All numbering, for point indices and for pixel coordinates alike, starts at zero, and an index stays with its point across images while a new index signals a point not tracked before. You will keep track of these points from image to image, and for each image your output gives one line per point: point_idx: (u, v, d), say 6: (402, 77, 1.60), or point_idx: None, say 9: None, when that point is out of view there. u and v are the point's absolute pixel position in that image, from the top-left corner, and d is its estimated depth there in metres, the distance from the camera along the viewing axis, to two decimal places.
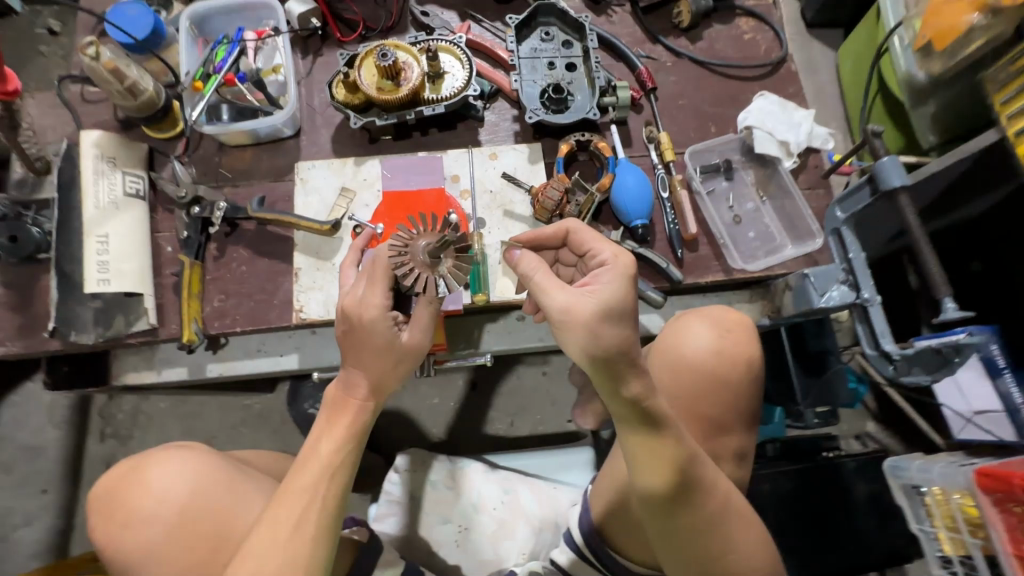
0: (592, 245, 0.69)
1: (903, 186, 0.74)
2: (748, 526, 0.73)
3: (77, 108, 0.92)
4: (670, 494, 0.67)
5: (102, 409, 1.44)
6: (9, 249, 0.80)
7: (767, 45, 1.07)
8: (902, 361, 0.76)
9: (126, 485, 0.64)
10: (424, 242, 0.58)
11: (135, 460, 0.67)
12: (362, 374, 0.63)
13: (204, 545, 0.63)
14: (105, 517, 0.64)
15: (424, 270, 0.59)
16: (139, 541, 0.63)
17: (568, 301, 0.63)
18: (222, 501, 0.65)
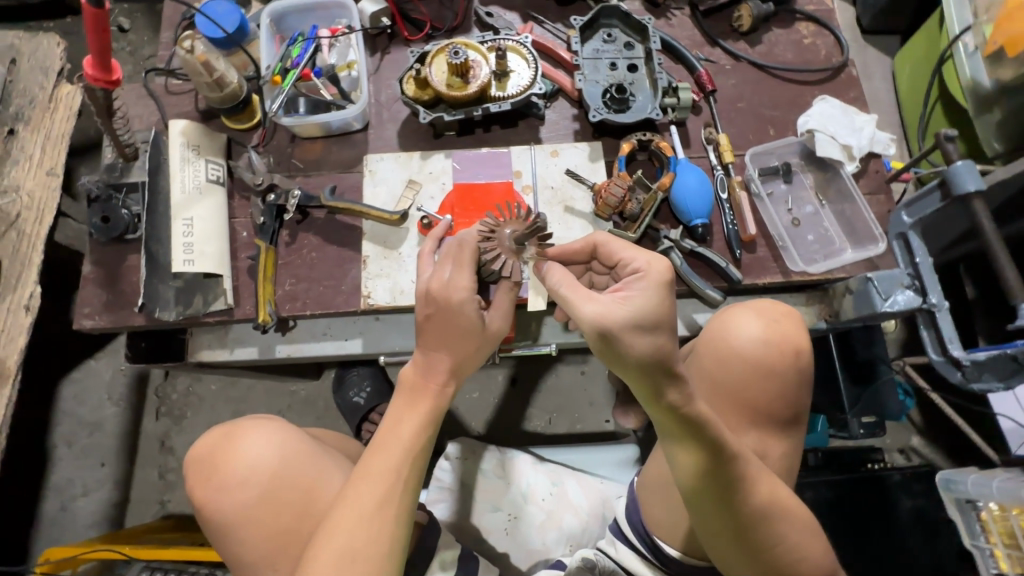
0: (623, 254, 0.65)
1: (977, 191, 0.73)
2: (797, 521, 0.68)
3: (162, 100, 0.98)
4: (716, 490, 0.64)
5: (158, 389, 1.51)
6: (103, 230, 0.86)
7: (827, 50, 1.07)
8: (972, 367, 0.76)
9: (223, 452, 0.69)
10: (513, 230, 0.68)
11: (229, 427, 0.72)
12: (447, 356, 0.64)
13: (293, 510, 0.68)
14: (204, 481, 0.69)
15: (509, 254, 0.68)
16: (235, 504, 0.67)
17: (597, 314, 0.60)
18: (309, 471, 0.70)
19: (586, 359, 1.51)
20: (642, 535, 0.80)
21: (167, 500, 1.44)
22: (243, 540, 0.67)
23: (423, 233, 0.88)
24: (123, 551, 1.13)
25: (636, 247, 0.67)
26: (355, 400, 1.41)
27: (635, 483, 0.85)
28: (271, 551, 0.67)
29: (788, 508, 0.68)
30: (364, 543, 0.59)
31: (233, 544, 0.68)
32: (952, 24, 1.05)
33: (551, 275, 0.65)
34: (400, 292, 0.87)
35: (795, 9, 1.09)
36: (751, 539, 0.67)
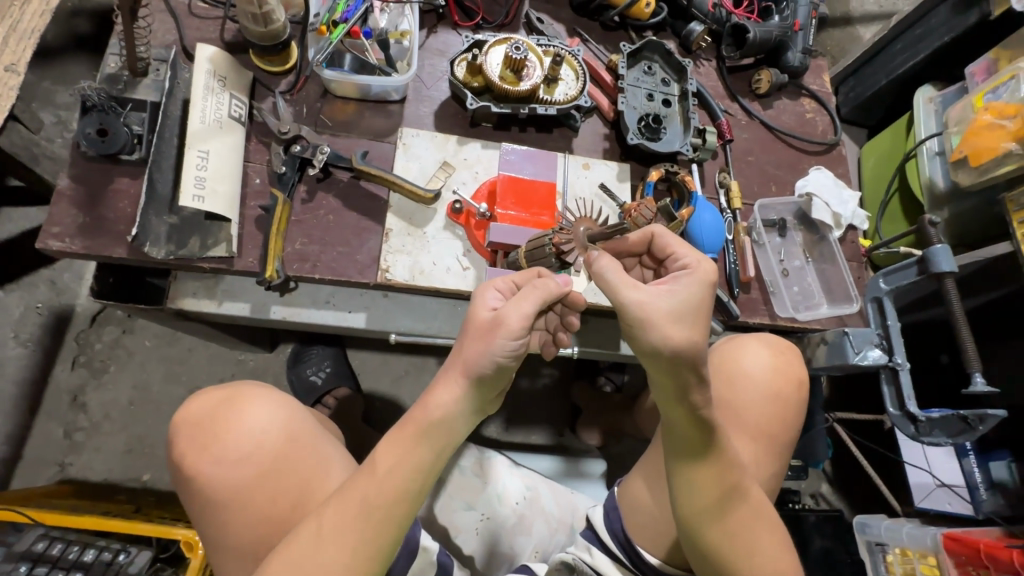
0: (676, 249, 0.66)
1: (950, 272, 0.85)
2: (779, 543, 0.70)
3: (182, 19, 0.89)
4: (716, 499, 0.66)
5: (79, 335, 1.33)
6: (96, 144, 0.77)
7: (823, 127, 1.18)
8: (925, 423, 0.86)
9: (224, 418, 0.63)
10: (587, 229, 0.73)
11: (239, 392, 0.65)
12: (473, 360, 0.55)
13: (286, 501, 0.62)
14: (197, 446, 0.62)
15: (581, 251, 0.74)
16: (225, 479, 0.61)
17: (642, 299, 0.58)
18: (311, 464, 0.64)
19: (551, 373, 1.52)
20: (621, 540, 0.82)
21: (68, 462, 1.26)
22: (224, 523, 0.61)
23: (452, 216, 0.87)
24: (26, 514, 0.96)
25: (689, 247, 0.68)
26: (310, 379, 1.32)
27: (614, 492, 0.88)
28: (253, 541, 0.61)
29: (773, 524, 0.70)
30: (358, 546, 0.54)
31: (212, 522, 0.61)
32: (921, 130, 1.22)
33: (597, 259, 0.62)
34: (420, 272, 0.85)
35: (802, 85, 1.19)
36: (738, 552, 0.67)
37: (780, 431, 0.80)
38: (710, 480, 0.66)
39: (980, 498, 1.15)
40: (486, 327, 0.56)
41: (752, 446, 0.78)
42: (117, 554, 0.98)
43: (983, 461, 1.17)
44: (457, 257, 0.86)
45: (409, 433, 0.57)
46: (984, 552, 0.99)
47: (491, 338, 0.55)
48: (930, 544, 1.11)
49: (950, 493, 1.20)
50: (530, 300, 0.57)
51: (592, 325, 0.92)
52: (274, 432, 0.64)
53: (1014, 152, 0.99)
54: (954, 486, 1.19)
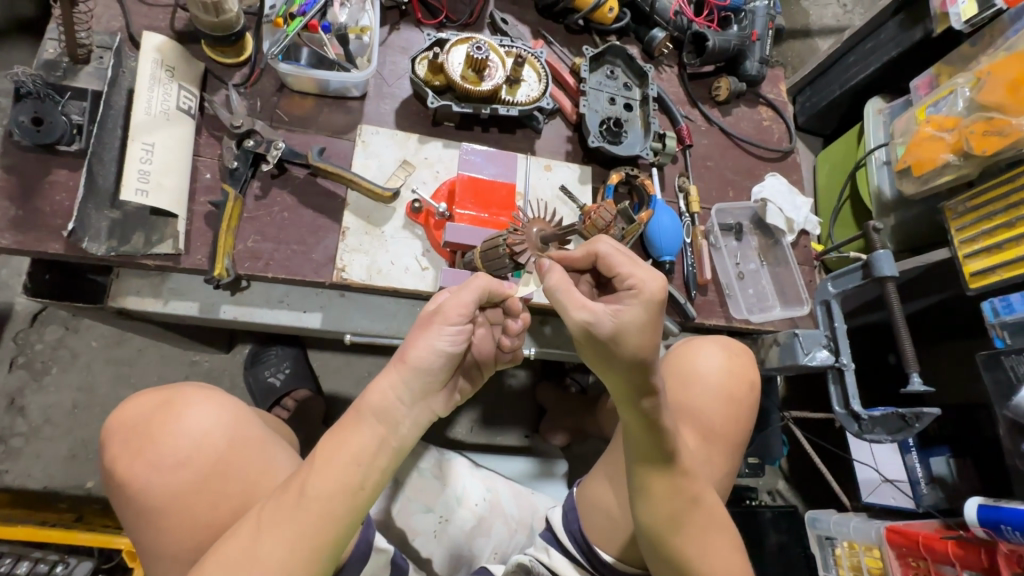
0: (622, 268, 0.60)
1: (891, 276, 0.89)
2: (730, 542, 0.72)
3: (129, 6, 0.85)
4: (670, 500, 0.67)
5: (19, 335, 1.26)
6: (30, 133, 0.73)
7: (779, 135, 1.22)
8: (867, 421, 0.89)
9: (160, 421, 0.61)
10: (541, 228, 0.73)
11: (177, 394, 0.63)
12: (418, 350, 0.55)
13: (230, 505, 0.59)
14: (131, 451, 0.59)
15: (534, 251, 0.74)
16: (163, 484, 0.58)
17: (589, 321, 0.57)
18: (258, 466, 0.62)
19: (517, 374, 1.52)
20: (579, 541, 0.83)
21: (5, 470, 1.19)
22: (163, 533, 0.58)
23: (411, 215, 0.86)
24: None
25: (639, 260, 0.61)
26: (268, 381, 1.28)
27: (573, 493, 0.89)
28: (194, 549, 0.58)
29: (725, 525, 0.72)
30: (300, 539, 0.51)
31: (151, 533, 0.59)
32: (870, 140, 1.27)
33: (550, 275, 0.61)
34: (378, 271, 0.83)
35: (760, 94, 1.23)
36: (688, 551, 0.69)
37: (733, 431, 0.82)
38: (661, 482, 0.67)
39: (920, 492, 1.19)
40: (424, 318, 0.57)
41: (707, 447, 0.80)
42: (54, 565, 0.93)
43: (924, 456, 1.21)
44: (416, 257, 0.85)
45: (349, 424, 0.55)
46: (922, 543, 1.02)
47: (429, 328, 0.56)
48: (875, 538, 1.15)
49: (894, 488, 1.24)
50: (471, 292, 0.58)
51: (551, 326, 0.93)
52: (216, 433, 0.62)
53: (953, 163, 1.04)
54: (895, 481, 1.24)
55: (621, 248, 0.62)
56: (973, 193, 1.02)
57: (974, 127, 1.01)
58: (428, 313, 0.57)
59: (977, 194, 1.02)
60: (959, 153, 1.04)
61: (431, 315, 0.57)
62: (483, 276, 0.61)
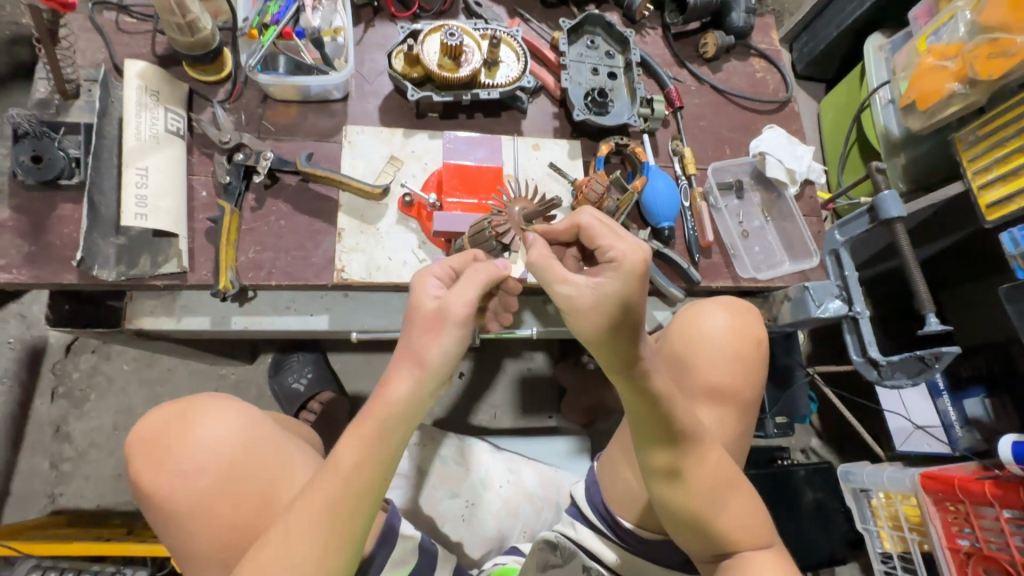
0: (603, 240, 0.60)
1: (900, 217, 0.86)
2: (743, 495, 0.72)
3: (111, 37, 0.88)
4: (674, 460, 0.68)
5: (56, 366, 1.33)
6: (32, 171, 0.76)
7: (774, 85, 1.18)
8: (887, 367, 0.87)
9: (178, 432, 0.63)
10: (521, 207, 0.75)
11: (190, 405, 0.65)
12: (428, 352, 0.57)
13: (252, 505, 0.62)
14: (153, 463, 0.61)
15: (517, 229, 0.75)
16: (187, 492, 0.61)
17: (572, 296, 0.58)
18: (274, 465, 0.65)
19: (535, 355, 1.52)
20: (602, 511, 0.84)
21: (59, 493, 1.26)
22: (191, 535, 0.61)
23: (404, 210, 0.87)
24: (11, 547, 0.98)
25: (619, 231, 0.61)
26: (293, 387, 1.32)
27: (595, 467, 0.90)
28: (223, 547, 0.61)
29: (739, 483, 0.72)
30: (334, 528, 0.55)
31: (181, 535, 0.61)
32: (872, 79, 1.22)
33: (533, 251, 0.62)
34: (376, 268, 0.85)
35: (750, 45, 1.19)
36: (701, 511, 0.70)
37: (744, 391, 0.82)
38: (665, 446, 0.68)
39: (957, 436, 1.17)
40: (425, 318, 0.58)
41: (717, 408, 0.81)
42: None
43: (957, 399, 1.18)
44: (413, 250, 0.86)
45: (366, 419, 0.57)
46: (959, 487, 0.99)
47: (438, 331, 0.57)
48: (911, 487, 1.11)
49: (928, 434, 1.22)
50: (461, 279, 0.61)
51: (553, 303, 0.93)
52: (231, 440, 0.64)
53: (959, 93, 0.99)
54: (928, 427, 1.22)
55: (603, 219, 0.62)
56: (984, 120, 0.97)
57: (978, 52, 0.95)
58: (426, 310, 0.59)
59: (988, 121, 0.98)
60: (963, 80, 0.98)
61: (434, 313, 0.58)
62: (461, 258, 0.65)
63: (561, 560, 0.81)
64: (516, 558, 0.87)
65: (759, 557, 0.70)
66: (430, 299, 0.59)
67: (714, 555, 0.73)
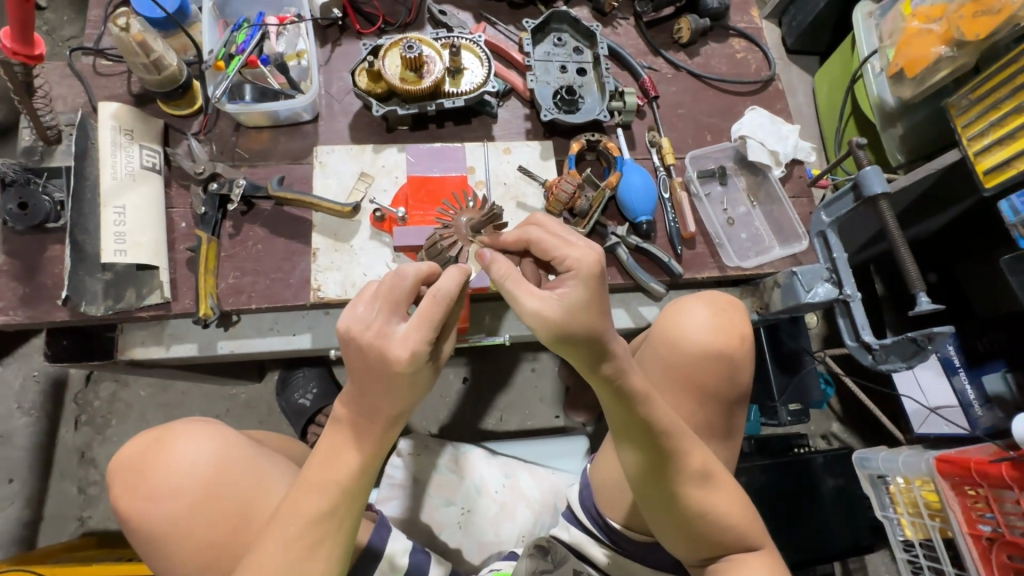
0: (557, 251, 0.60)
1: (883, 193, 0.83)
2: (729, 494, 0.70)
3: (89, 81, 0.92)
4: (656, 464, 0.67)
5: (78, 396, 1.39)
6: (20, 218, 0.79)
7: (756, 65, 1.14)
8: (880, 350, 0.84)
9: (155, 459, 0.69)
10: (468, 219, 0.77)
11: (167, 433, 0.71)
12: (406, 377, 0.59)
13: (226, 524, 0.67)
14: (131, 489, 0.68)
15: (466, 242, 0.77)
16: (162, 513, 0.66)
17: (540, 309, 0.57)
18: (247, 485, 0.69)
19: (537, 356, 1.50)
20: (594, 515, 0.82)
21: (87, 516, 1.33)
22: (171, 553, 0.67)
23: (375, 225, 0.88)
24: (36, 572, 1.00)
25: (570, 239, 0.61)
26: (299, 403, 1.34)
27: (588, 469, 0.87)
28: (202, 562, 0.66)
29: (727, 483, 0.71)
30: (301, 545, 0.59)
31: (160, 554, 0.67)
32: (862, 48, 1.15)
33: (494, 268, 0.60)
34: (352, 284, 0.86)
35: (728, 26, 1.15)
36: (685, 513, 0.68)
37: (727, 388, 0.81)
38: (645, 448, 0.66)
39: (975, 416, 1.12)
40: (401, 377, 0.59)
41: (695, 406, 0.80)
42: None
43: (976, 376, 1.14)
44: (387, 264, 0.88)
45: (329, 442, 0.62)
46: (975, 469, 0.95)
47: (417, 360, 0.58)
48: (926, 470, 1.08)
49: (944, 417, 1.17)
50: (398, 316, 0.60)
51: None
52: (202, 463, 0.69)
53: (947, 56, 0.95)
54: (943, 409, 1.17)
55: (551, 230, 0.62)
56: (975, 84, 0.94)
57: (964, 12, 0.91)
58: (392, 372, 0.58)
59: (980, 84, 0.93)
60: (950, 43, 0.94)
61: (407, 370, 0.58)
62: (408, 265, 0.61)
63: (552, 565, 0.79)
64: (511, 563, 0.86)
65: (748, 561, 0.69)
66: (393, 358, 0.57)
67: (700, 559, 0.71)
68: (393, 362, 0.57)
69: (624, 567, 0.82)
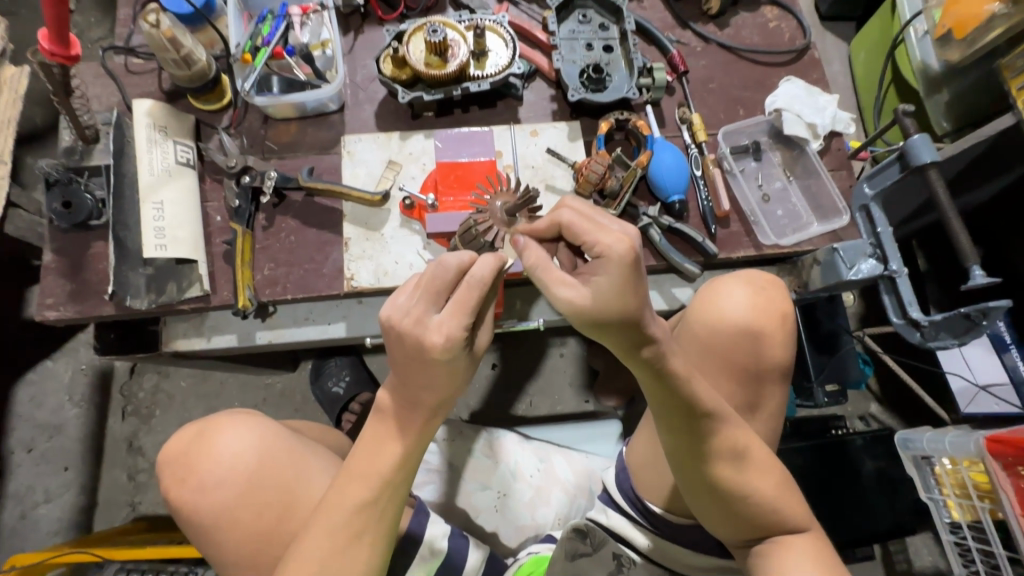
0: (588, 236, 0.57)
1: (933, 162, 0.79)
2: (772, 475, 0.69)
3: (122, 79, 0.93)
4: (700, 446, 0.66)
5: (123, 388, 1.44)
6: (65, 216, 0.82)
7: (791, 33, 1.09)
8: (929, 327, 0.81)
9: (200, 451, 0.71)
10: (503, 203, 0.75)
11: (209, 424, 0.73)
12: (440, 369, 0.59)
13: (271, 514, 0.69)
14: (179, 480, 0.70)
15: (501, 226, 0.76)
16: (209, 504, 0.69)
17: (571, 297, 0.57)
18: (289, 478, 0.71)
19: (565, 341, 1.49)
20: (632, 499, 0.82)
21: (138, 501, 1.39)
22: (219, 541, 0.69)
23: (405, 213, 0.88)
24: (94, 552, 1.05)
25: (603, 222, 0.58)
26: (333, 391, 1.37)
27: (625, 452, 0.88)
28: (250, 551, 0.69)
29: (771, 463, 0.69)
30: (346, 534, 0.60)
31: (209, 543, 0.70)
32: (904, 10, 1.08)
33: (526, 254, 0.59)
34: (384, 273, 0.87)
35: None
36: (726, 492, 0.67)
37: (767, 369, 0.79)
38: (690, 429, 0.65)
39: None
40: (439, 365, 0.59)
41: (734, 387, 0.79)
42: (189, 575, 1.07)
43: None
44: (418, 252, 0.88)
45: (371, 433, 0.64)
46: None
47: (447, 351, 0.58)
48: (975, 451, 1.04)
49: (994, 395, 1.13)
50: (433, 305, 0.59)
51: None
52: (245, 454, 0.70)
53: (1000, 14, 0.89)
54: (993, 387, 1.13)
55: (584, 212, 0.59)
56: None
57: None
58: (429, 360, 0.58)
59: None
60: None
61: (444, 358, 0.58)
62: (449, 255, 0.59)
63: (591, 549, 0.79)
64: (550, 546, 0.86)
65: (792, 543, 0.67)
66: (429, 346, 0.57)
67: (743, 539, 0.70)
68: (429, 350, 0.57)
69: (666, 553, 0.81)
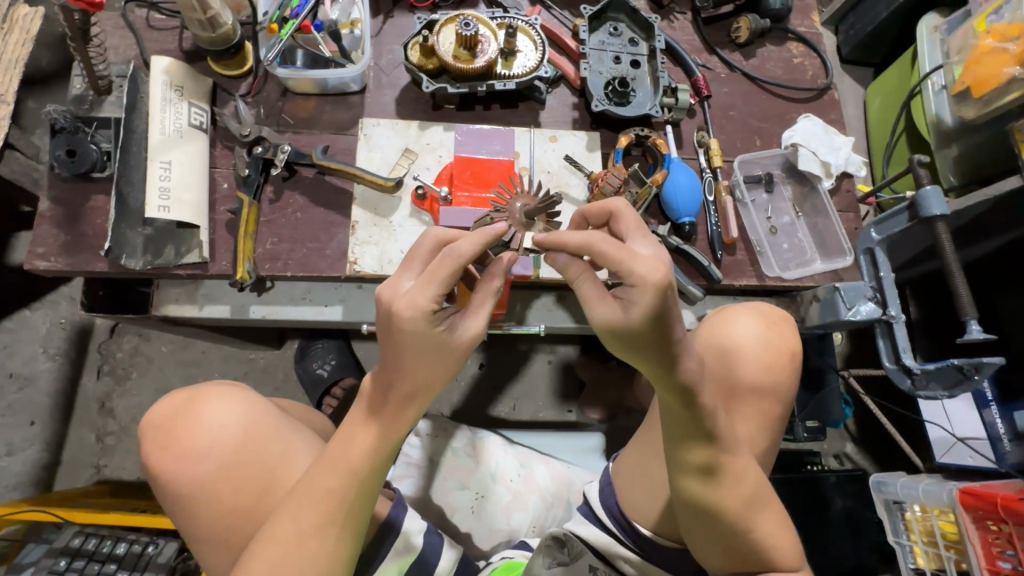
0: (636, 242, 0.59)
1: (942, 215, 0.80)
2: (773, 510, 0.70)
3: (142, 33, 0.91)
4: (708, 476, 0.66)
5: (102, 346, 1.41)
6: (67, 165, 0.80)
7: (813, 71, 1.11)
8: (921, 375, 0.82)
9: (184, 421, 0.69)
10: (525, 205, 0.74)
11: (196, 394, 0.71)
12: (407, 360, 0.58)
13: (251, 491, 0.67)
14: (161, 447, 0.68)
15: (519, 227, 0.75)
16: (190, 474, 0.67)
17: (609, 313, 0.56)
18: (273, 455, 0.69)
19: (555, 348, 1.49)
20: (616, 515, 0.82)
21: (103, 464, 1.35)
22: (196, 514, 0.67)
23: (416, 203, 0.88)
24: (55, 513, 1.02)
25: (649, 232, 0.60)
26: (317, 373, 1.34)
27: (609, 468, 0.88)
28: (226, 528, 0.67)
29: (767, 493, 0.70)
30: (322, 522, 0.60)
31: (186, 514, 0.68)
32: (923, 64, 1.12)
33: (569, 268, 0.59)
34: (388, 260, 0.86)
35: (788, 28, 1.12)
36: (725, 525, 0.68)
37: (772, 405, 0.79)
38: (708, 456, 0.65)
39: (1004, 451, 1.10)
40: (409, 343, 0.57)
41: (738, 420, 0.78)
42: (147, 546, 1.03)
43: (1006, 411, 1.11)
44: None
45: (355, 427, 0.62)
46: (1001, 506, 0.93)
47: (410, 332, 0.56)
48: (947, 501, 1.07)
49: (970, 447, 1.16)
50: (409, 275, 0.59)
51: (566, 300, 0.93)
52: (232, 427, 0.69)
53: (1018, 78, 0.91)
54: (970, 440, 1.15)
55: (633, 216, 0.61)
56: None
57: None
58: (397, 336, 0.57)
59: None
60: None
61: (411, 331, 0.57)
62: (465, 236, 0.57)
63: (569, 558, 0.77)
64: (524, 552, 0.85)
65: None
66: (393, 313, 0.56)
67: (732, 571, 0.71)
68: (396, 316, 0.56)
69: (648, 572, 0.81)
